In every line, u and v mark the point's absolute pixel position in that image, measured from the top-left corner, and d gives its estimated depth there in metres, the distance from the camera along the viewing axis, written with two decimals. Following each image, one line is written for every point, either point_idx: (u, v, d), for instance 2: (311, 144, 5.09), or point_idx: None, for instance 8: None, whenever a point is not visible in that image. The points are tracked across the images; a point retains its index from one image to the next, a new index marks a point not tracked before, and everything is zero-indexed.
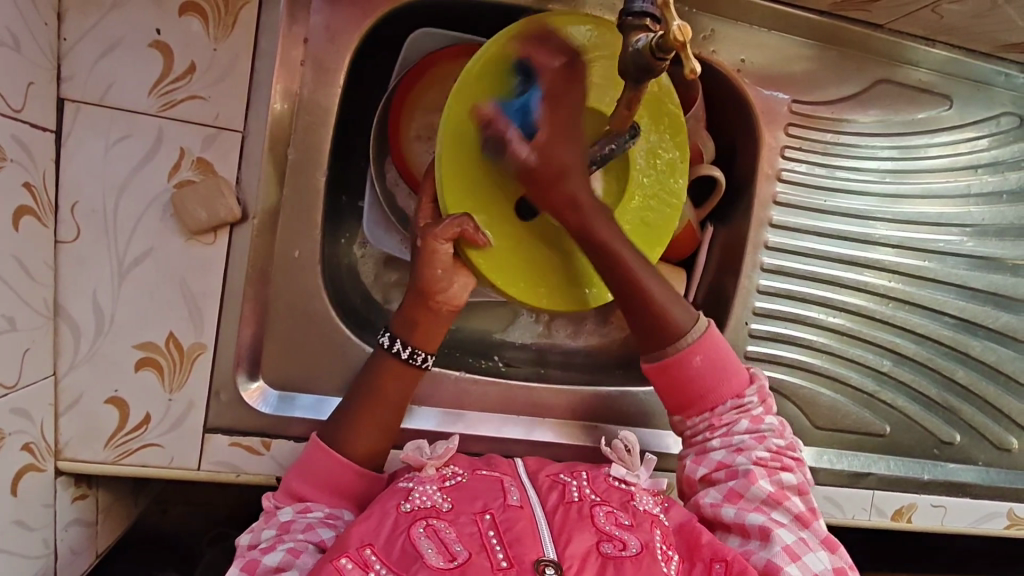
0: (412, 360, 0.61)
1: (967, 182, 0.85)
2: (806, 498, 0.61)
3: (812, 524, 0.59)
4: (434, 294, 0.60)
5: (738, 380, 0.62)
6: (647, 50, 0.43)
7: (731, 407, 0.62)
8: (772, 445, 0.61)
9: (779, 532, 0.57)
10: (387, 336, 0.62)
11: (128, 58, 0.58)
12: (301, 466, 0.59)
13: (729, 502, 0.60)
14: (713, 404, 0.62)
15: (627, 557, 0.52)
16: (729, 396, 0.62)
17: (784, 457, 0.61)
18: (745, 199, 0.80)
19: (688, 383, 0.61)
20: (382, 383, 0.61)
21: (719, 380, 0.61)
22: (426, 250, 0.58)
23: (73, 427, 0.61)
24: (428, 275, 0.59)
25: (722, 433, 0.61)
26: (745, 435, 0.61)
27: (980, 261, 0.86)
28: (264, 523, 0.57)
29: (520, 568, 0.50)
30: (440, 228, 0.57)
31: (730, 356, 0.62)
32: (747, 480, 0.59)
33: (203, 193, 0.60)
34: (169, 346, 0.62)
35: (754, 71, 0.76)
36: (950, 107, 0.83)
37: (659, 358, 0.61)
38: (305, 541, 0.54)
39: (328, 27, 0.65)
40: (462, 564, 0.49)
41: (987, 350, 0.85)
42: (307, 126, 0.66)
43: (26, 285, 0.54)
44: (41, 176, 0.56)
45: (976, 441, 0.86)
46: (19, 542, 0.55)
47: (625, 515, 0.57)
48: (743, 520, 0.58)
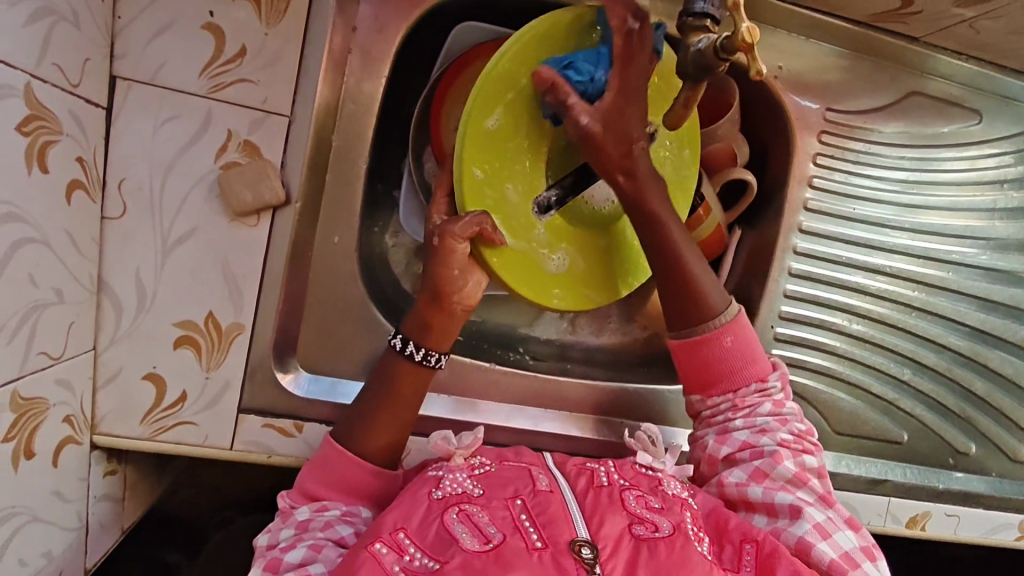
0: (426, 361, 0.60)
1: (992, 197, 0.86)
2: (825, 482, 0.62)
3: (836, 505, 0.60)
4: (451, 295, 0.59)
5: (761, 366, 0.63)
6: (710, 51, 0.44)
7: (756, 390, 0.63)
8: (794, 428, 0.63)
9: (808, 510, 0.58)
10: (399, 337, 0.61)
11: (180, 39, 0.59)
12: (316, 462, 0.58)
13: (755, 481, 0.60)
14: (736, 386, 0.63)
15: (660, 539, 0.51)
16: (752, 380, 0.63)
17: (806, 441, 0.63)
18: (775, 204, 0.81)
19: (713, 363, 0.63)
20: (397, 382, 0.60)
21: (745, 362, 0.63)
22: (442, 249, 0.57)
23: (111, 402, 0.61)
24: (445, 275, 0.59)
25: (746, 414, 0.62)
26: (768, 417, 0.63)
27: (1001, 274, 0.87)
28: (281, 524, 0.56)
29: (555, 549, 0.49)
30: (459, 227, 0.56)
31: (754, 342, 0.64)
32: (773, 459, 0.60)
33: (249, 175, 0.61)
34: (208, 326, 0.62)
35: (790, 78, 0.77)
36: (980, 121, 0.84)
37: (690, 335, 0.63)
38: (325, 537, 0.54)
39: (376, 18, 0.65)
40: (497, 545, 0.49)
41: (1005, 363, 0.86)
42: (350, 114, 0.67)
43: (74, 258, 0.55)
44: (92, 151, 0.56)
45: (990, 452, 0.86)
46: (56, 513, 0.56)
47: (655, 499, 0.57)
48: (770, 499, 0.59)
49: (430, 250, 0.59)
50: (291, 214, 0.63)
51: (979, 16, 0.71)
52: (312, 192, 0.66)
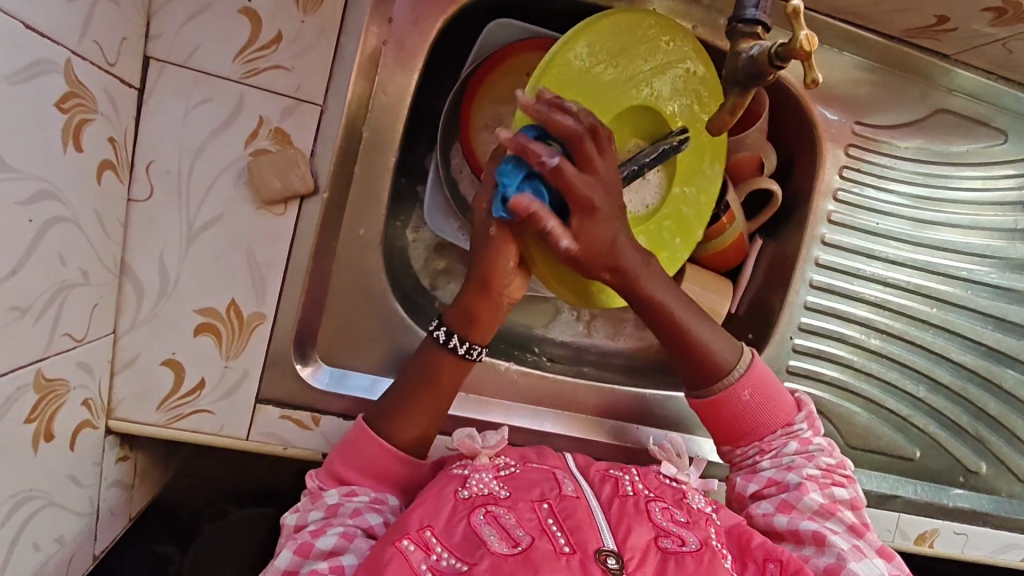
0: (469, 355, 0.59)
1: (1014, 218, 0.86)
2: (858, 513, 0.62)
3: (867, 535, 0.59)
4: (500, 288, 0.58)
5: (784, 410, 0.64)
6: (763, 58, 0.43)
7: (780, 433, 0.63)
8: (822, 463, 0.63)
9: (834, 539, 0.58)
10: (442, 330, 0.59)
11: (216, 22, 0.58)
12: (348, 447, 0.58)
13: (783, 513, 0.61)
14: (761, 433, 0.63)
15: (688, 553, 0.51)
16: (778, 424, 0.63)
17: (836, 475, 0.63)
18: (798, 215, 0.80)
19: (736, 419, 0.63)
20: (437, 372, 0.59)
21: (767, 410, 0.63)
22: (498, 245, 0.56)
23: (128, 387, 0.60)
24: (499, 269, 0.56)
25: (772, 455, 0.63)
26: (794, 455, 0.63)
27: (1019, 295, 0.87)
28: (311, 506, 0.56)
29: (583, 555, 0.48)
30: (521, 227, 0.54)
31: (775, 387, 0.64)
32: (799, 491, 0.61)
33: (280, 163, 0.60)
34: (230, 314, 0.62)
35: (820, 90, 0.77)
36: (1005, 141, 0.84)
37: (707, 395, 0.63)
38: (355, 526, 0.54)
39: (412, 10, 0.65)
40: (526, 548, 0.48)
41: (1020, 385, 0.86)
42: (382, 106, 0.66)
43: (100, 239, 0.54)
44: (123, 132, 0.55)
45: (1001, 472, 0.86)
46: (71, 497, 0.55)
47: (681, 512, 0.57)
48: (796, 528, 0.59)
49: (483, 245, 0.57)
50: (319, 204, 0.63)
51: (1012, 36, 0.72)
52: (340, 183, 0.65)
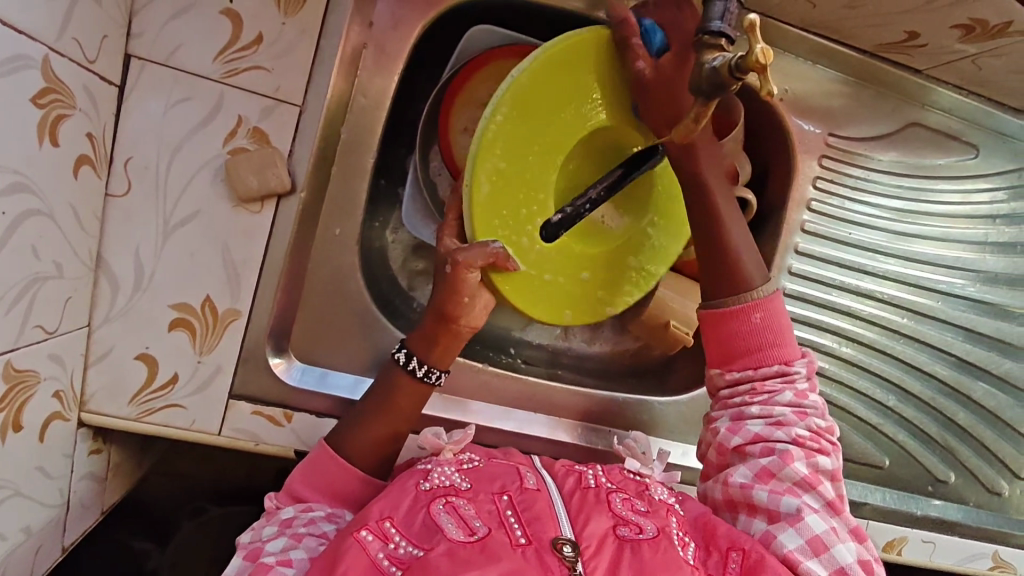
0: (427, 377, 0.61)
1: (985, 231, 0.88)
2: (837, 485, 0.61)
3: (842, 512, 0.59)
4: (458, 319, 0.61)
5: (790, 349, 0.63)
6: (724, 69, 0.44)
7: (779, 375, 0.62)
8: (812, 424, 0.61)
9: (808, 515, 0.57)
10: (402, 352, 0.61)
11: (196, 22, 0.59)
12: (308, 463, 0.58)
13: (761, 481, 0.60)
14: (758, 364, 0.62)
15: (645, 541, 0.52)
16: (776, 362, 0.62)
17: (823, 439, 0.62)
18: (773, 225, 0.82)
19: (741, 337, 0.62)
20: (396, 393, 0.60)
21: (773, 342, 0.62)
22: (454, 277, 0.59)
23: (100, 380, 0.61)
24: (454, 301, 0.60)
25: (764, 400, 0.61)
26: (786, 409, 0.61)
27: (988, 307, 0.88)
28: (264, 522, 0.56)
29: (539, 545, 0.49)
30: (471, 255, 0.58)
31: (785, 325, 0.63)
32: (782, 459, 0.59)
33: (257, 161, 0.61)
34: (204, 310, 0.62)
35: (794, 101, 0.78)
36: (976, 156, 0.86)
37: (720, 307, 0.63)
38: (308, 531, 0.54)
39: (394, 15, 0.66)
40: (482, 537, 0.49)
41: (987, 395, 0.88)
42: (361, 109, 0.67)
43: (76, 233, 0.55)
44: (101, 128, 0.56)
45: (968, 481, 0.88)
46: (39, 489, 0.55)
47: (641, 502, 0.58)
48: (772, 501, 0.59)
49: (441, 277, 0.60)
50: (296, 204, 0.64)
51: (982, 53, 0.73)
52: (318, 183, 0.66)
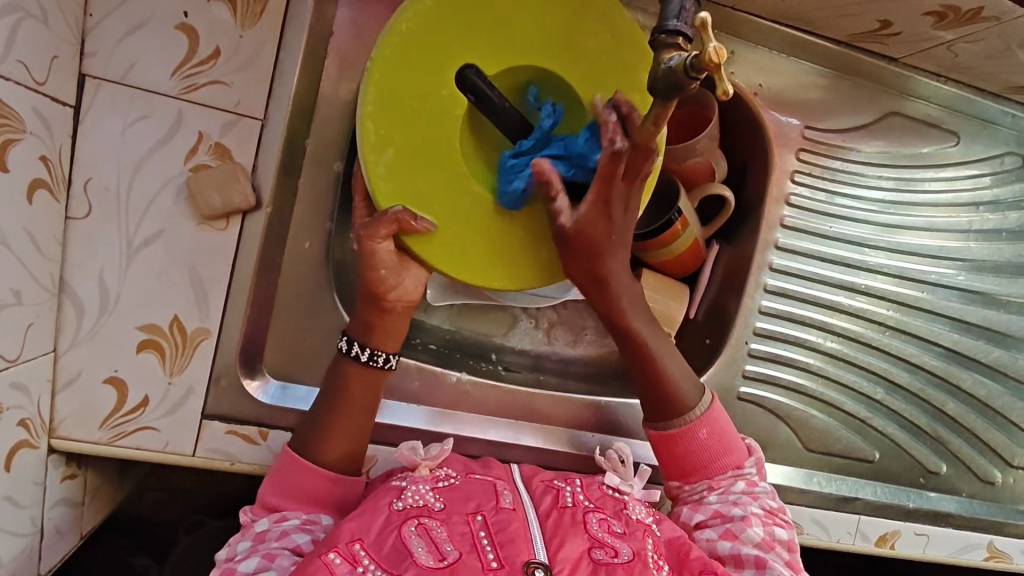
0: (373, 362, 0.60)
1: (968, 219, 0.87)
2: (796, 555, 0.62)
3: (803, 572, 0.59)
4: (386, 294, 0.58)
5: (738, 453, 0.65)
6: (679, 69, 0.43)
7: (730, 474, 0.64)
8: (767, 504, 0.63)
9: (774, 562, 0.58)
10: (345, 340, 0.60)
11: (151, 39, 0.58)
12: (275, 475, 0.57)
13: (726, 539, 0.61)
14: (712, 474, 0.64)
15: (619, 564, 0.51)
16: (729, 467, 0.64)
17: (778, 517, 0.63)
18: (752, 220, 0.81)
19: (694, 453, 0.64)
20: (347, 385, 0.59)
21: (721, 452, 0.64)
22: (364, 252, 0.56)
23: (69, 406, 0.60)
24: (372, 276, 0.57)
25: (720, 491, 0.63)
26: (740, 494, 0.63)
27: (975, 295, 0.88)
28: (240, 538, 0.56)
29: (510, 569, 0.48)
30: (374, 226, 0.54)
31: (731, 430, 0.65)
32: (744, 522, 0.61)
33: (219, 178, 0.60)
34: (173, 330, 0.61)
35: (769, 95, 0.77)
36: (957, 143, 0.85)
37: (669, 428, 0.64)
38: (280, 547, 0.53)
39: (355, 24, 0.65)
40: (452, 563, 0.48)
41: (977, 384, 0.87)
42: (326, 119, 0.66)
43: (34, 259, 0.54)
44: (57, 150, 0.55)
45: (961, 472, 0.87)
46: (8, 519, 0.54)
47: (618, 523, 0.57)
48: (738, 553, 0.59)
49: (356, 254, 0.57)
50: (262, 219, 0.63)
51: (958, 39, 0.72)
52: (285, 197, 0.65)
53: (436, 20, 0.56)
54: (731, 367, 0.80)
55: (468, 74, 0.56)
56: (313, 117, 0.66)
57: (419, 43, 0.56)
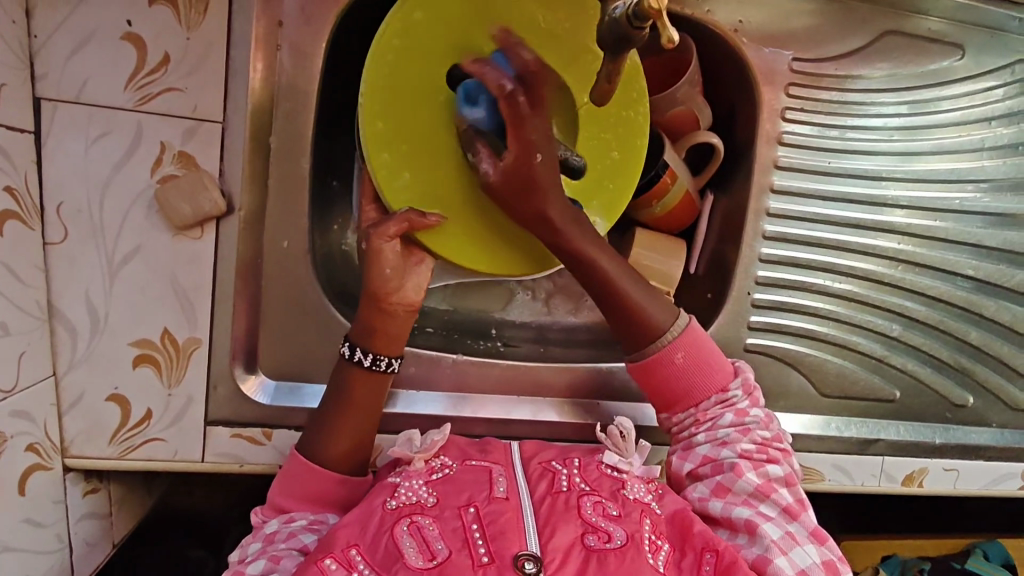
0: (376, 366, 0.59)
1: (980, 136, 0.82)
2: (795, 489, 0.61)
3: (801, 516, 0.58)
4: (387, 296, 0.58)
5: (723, 374, 0.63)
6: (624, 18, 0.43)
7: (717, 401, 0.62)
8: (757, 437, 0.62)
9: (766, 526, 0.57)
10: (347, 345, 0.59)
11: (99, 53, 0.57)
12: (282, 476, 0.58)
13: (717, 496, 0.60)
14: (697, 400, 0.62)
15: (611, 550, 0.50)
16: (713, 392, 0.62)
17: (771, 448, 0.62)
18: (745, 165, 0.77)
19: (671, 380, 0.62)
20: (351, 392, 0.59)
21: (702, 375, 0.62)
22: (372, 250, 0.56)
23: (77, 425, 0.62)
24: (378, 277, 0.57)
25: (708, 427, 0.62)
26: (729, 428, 0.62)
27: (994, 217, 0.83)
28: (251, 539, 0.56)
29: (501, 563, 0.48)
30: (388, 225, 0.55)
31: (715, 352, 0.63)
32: (734, 473, 0.59)
33: (187, 186, 0.59)
34: (165, 342, 0.62)
35: (752, 31, 0.73)
36: (962, 56, 0.79)
37: (647, 355, 0.62)
38: (287, 548, 0.54)
39: (303, 9, 0.63)
40: (441, 563, 0.48)
41: (1001, 310, 0.83)
42: (288, 112, 0.64)
43: (16, 289, 0.55)
44: (23, 179, 0.55)
45: (989, 403, 0.84)
46: (31, 540, 0.57)
47: (614, 505, 0.56)
48: (729, 514, 0.58)
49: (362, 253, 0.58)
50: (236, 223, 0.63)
51: None
52: (258, 198, 0.65)
53: (412, 43, 0.56)
54: (735, 321, 0.77)
55: (458, 75, 0.56)
56: (274, 113, 0.64)
57: (406, 65, 0.56)
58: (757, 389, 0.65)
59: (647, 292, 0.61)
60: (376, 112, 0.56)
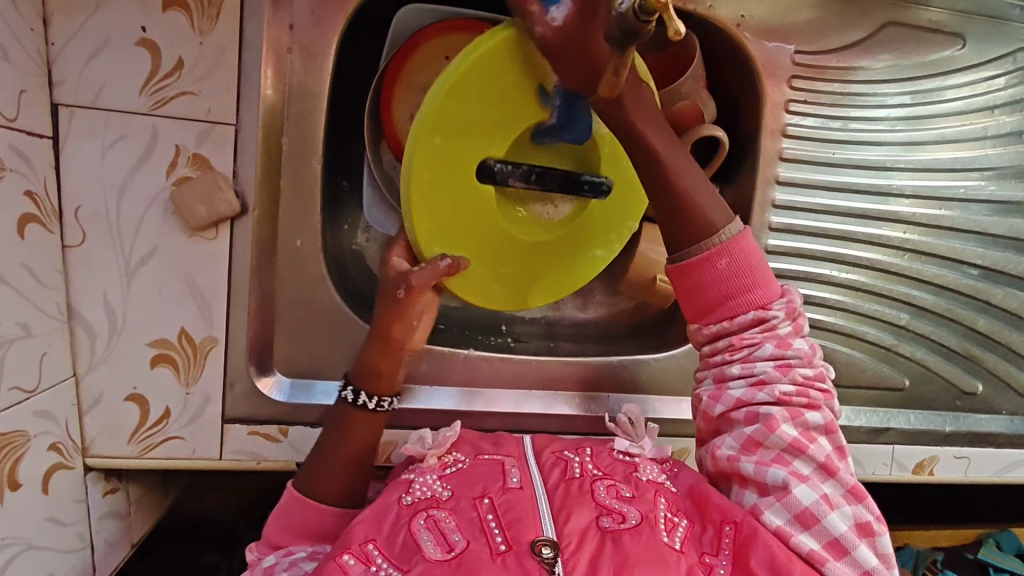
0: (380, 407, 0.60)
1: (984, 124, 0.82)
2: (833, 437, 0.58)
3: (837, 474, 0.56)
4: (398, 340, 0.59)
5: (764, 292, 0.58)
6: (629, 14, 0.43)
7: (756, 322, 0.57)
8: (799, 376, 0.57)
9: (800, 487, 0.55)
10: (349, 390, 0.60)
11: (114, 58, 0.58)
12: (278, 512, 0.58)
13: (747, 452, 0.57)
14: (733, 314, 0.58)
15: (627, 530, 0.51)
16: (751, 308, 0.57)
17: (811, 390, 0.58)
18: (750, 158, 0.78)
19: (708, 288, 0.57)
20: (349, 429, 0.59)
21: (743, 288, 0.57)
22: (405, 301, 0.58)
23: (97, 425, 0.63)
24: (395, 326, 0.59)
25: (744, 356, 0.57)
26: (768, 363, 0.57)
27: (1000, 205, 0.83)
28: (250, 574, 0.56)
29: (518, 551, 0.48)
30: (419, 275, 0.57)
31: (759, 264, 0.58)
32: (767, 426, 0.56)
33: (202, 189, 0.60)
34: (182, 342, 0.63)
35: (755, 25, 0.74)
36: (964, 46, 0.80)
37: (685, 259, 0.57)
38: (290, 575, 0.54)
39: (312, 12, 0.64)
40: (459, 553, 0.48)
41: (1009, 298, 0.84)
42: (299, 113, 0.65)
43: (38, 291, 0.56)
44: (42, 184, 0.56)
45: (998, 389, 0.85)
46: (54, 538, 0.57)
47: (627, 487, 0.56)
48: (761, 475, 0.56)
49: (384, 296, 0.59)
50: (250, 224, 0.64)
51: None
52: (271, 198, 0.65)
53: (452, 139, 0.56)
54: None
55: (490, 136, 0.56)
56: (286, 115, 0.65)
57: (450, 152, 0.56)
58: (802, 316, 0.60)
59: (696, 179, 0.58)
60: (423, 214, 0.57)
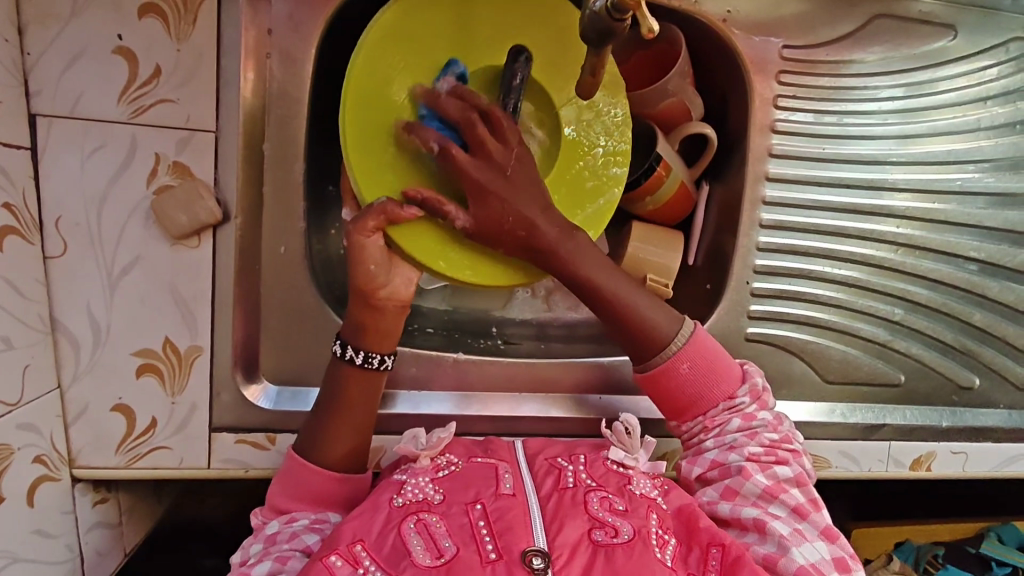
0: (368, 364, 0.59)
1: (977, 116, 0.81)
2: (807, 489, 0.60)
3: (811, 516, 0.58)
4: (375, 293, 0.57)
5: (728, 382, 0.63)
6: (603, 12, 0.43)
7: (723, 407, 0.62)
8: (765, 440, 0.61)
9: (775, 524, 0.57)
10: (339, 344, 0.59)
11: (92, 67, 0.58)
12: (283, 478, 0.58)
13: (726, 499, 0.60)
14: (704, 407, 0.62)
15: (619, 545, 0.50)
16: (721, 397, 0.62)
17: (780, 450, 0.61)
18: (738, 155, 0.77)
19: (678, 390, 0.62)
20: (345, 389, 0.59)
21: (709, 383, 0.62)
22: (356, 247, 0.56)
23: (83, 437, 0.62)
24: (362, 272, 0.57)
25: (716, 434, 0.62)
26: (737, 434, 0.62)
27: (995, 197, 0.82)
28: (252, 539, 0.57)
29: (509, 560, 0.48)
30: (363, 220, 0.55)
31: (718, 357, 0.63)
32: (742, 475, 0.59)
33: (182, 197, 0.60)
34: (167, 351, 0.63)
35: (741, 20, 0.73)
36: (956, 36, 0.79)
37: (650, 365, 0.62)
38: (291, 548, 0.54)
39: (291, 16, 0.64)
40: (449, 560, 0.48)
41: (1006, 291, 0.83)
42: (281, 118, 0.65)
43: (19, 304, 0.55)
44: (21, 196, 0.56)
45: (996, 384, 0.84)
46: (40, 551, 0.57)
47: (620, 501, 0.56)
48: (738, 515, 0.58)
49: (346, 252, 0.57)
50: (232, 231, 0.63)
51: None
52: (254, 205, 0.65)
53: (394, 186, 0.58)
54: (735, 310, 0.77)
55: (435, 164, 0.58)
56: (267, 121, 0.65)
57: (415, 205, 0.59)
58: (766, 392, 0.65)
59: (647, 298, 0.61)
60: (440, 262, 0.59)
